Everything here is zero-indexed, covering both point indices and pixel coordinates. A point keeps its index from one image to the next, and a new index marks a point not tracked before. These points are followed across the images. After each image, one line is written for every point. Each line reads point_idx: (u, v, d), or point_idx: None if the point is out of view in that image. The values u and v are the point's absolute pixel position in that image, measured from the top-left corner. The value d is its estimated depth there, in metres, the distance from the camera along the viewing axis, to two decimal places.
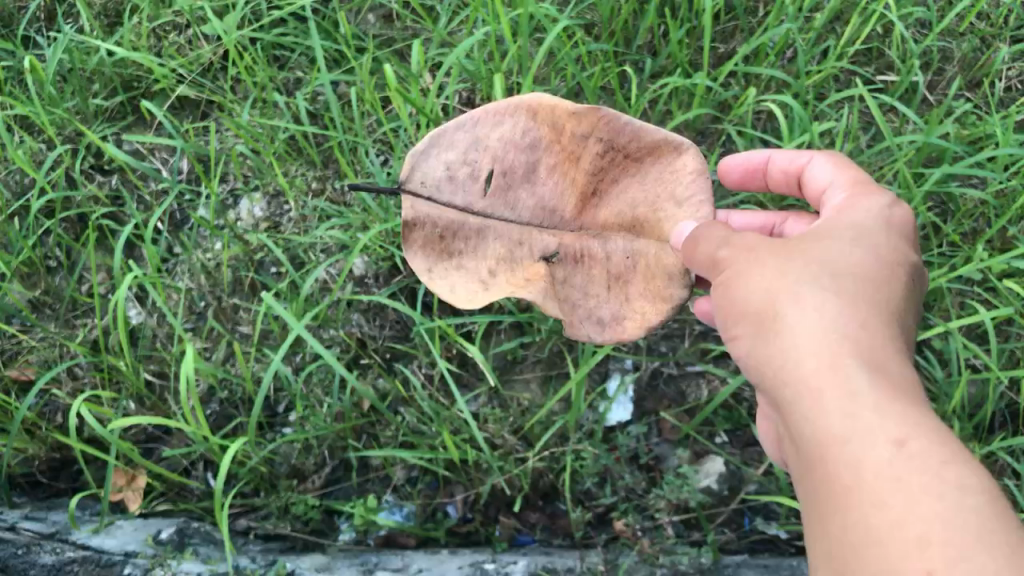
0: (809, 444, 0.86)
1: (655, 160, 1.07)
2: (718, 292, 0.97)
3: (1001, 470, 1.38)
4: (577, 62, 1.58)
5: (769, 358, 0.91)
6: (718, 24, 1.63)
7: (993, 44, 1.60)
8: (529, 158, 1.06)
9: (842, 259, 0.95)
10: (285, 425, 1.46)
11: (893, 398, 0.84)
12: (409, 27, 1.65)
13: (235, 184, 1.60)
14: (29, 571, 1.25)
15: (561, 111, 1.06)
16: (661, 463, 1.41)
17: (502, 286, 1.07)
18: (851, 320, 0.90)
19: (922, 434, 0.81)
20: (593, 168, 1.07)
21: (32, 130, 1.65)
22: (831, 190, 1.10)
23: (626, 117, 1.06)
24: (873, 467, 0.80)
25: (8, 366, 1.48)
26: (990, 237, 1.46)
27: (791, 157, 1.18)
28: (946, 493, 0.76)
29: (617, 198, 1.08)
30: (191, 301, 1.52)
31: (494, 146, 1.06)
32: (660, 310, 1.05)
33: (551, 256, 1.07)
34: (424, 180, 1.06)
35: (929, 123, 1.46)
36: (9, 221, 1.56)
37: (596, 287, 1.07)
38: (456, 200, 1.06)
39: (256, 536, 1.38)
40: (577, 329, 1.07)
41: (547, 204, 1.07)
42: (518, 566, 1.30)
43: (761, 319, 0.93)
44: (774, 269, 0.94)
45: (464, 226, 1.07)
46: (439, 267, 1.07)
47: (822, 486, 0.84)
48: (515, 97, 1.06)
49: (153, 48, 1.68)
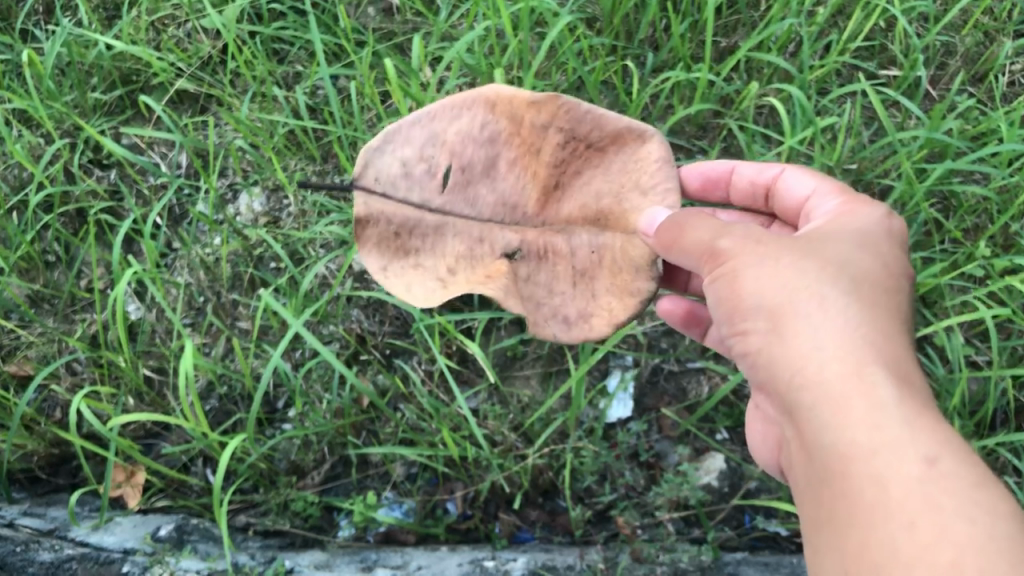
0: (828, 454, 0.86)
1: (618, 151, 1.06)
2: (721, 287, 0.96)
3: (1002, 466, 1.38)
4: (578, 56, 1.57)
5: (785, 361, 0.91)
6: (720, 18, 1.61)
7: (996, 38, 1.58)
8: (488, 152, 1.05)
9: (858, 264, 0.95)
10: (285, 421, 1.45)
11: (918, 413, 0.85)
12: (409, 20, 1.63)
13: (234, 178, 1.59)
14: (27, 569, 1.21)
15: (518, 101, 1.04)
16: (661, 461, 1.42)
17: (461, 284, 1.06)
18: (872, 327, 0.90)
19: (948, 453, 0.82)
20: (555, 160, 1.05)
21: (30, 124, 1.64)
22: (816, 196, 1.12)
23: (587, 106, 1.05)
24: (900, 483, 0.80)
25: (7, 360, 1.48)
26: (993, 233, 1.45)
27: (759, 169, 1.23)
28: (977, 518, 0.77)
29: (582, 189, 1.06)
30: (190, 296, 1.51)
31: (451, 140, 1.05)
32: (626, 306, 1.04)
33: (513, 254, 1.06)
34: (378, 177, 1.06)
35: (933, 119, 1.45)
36: (8, 215, 1.55)
37: (561, 284, 1.06)
38: (412, 197, 1.05)
39: (255, 533, 1.39)
40: (543, 329, 1.06)
41: (507, 200, 1.06)
42: (518, 564, 1.30)
43: (778, 320, 0.92)
44: (791, 269, 0.92)
45: (421, 224, 1.06)
46: (394, 266, 1.07)
47: (842, 499, 0.83)
48: (473, 90, 1.05)
49: (152, 41, 1.67)
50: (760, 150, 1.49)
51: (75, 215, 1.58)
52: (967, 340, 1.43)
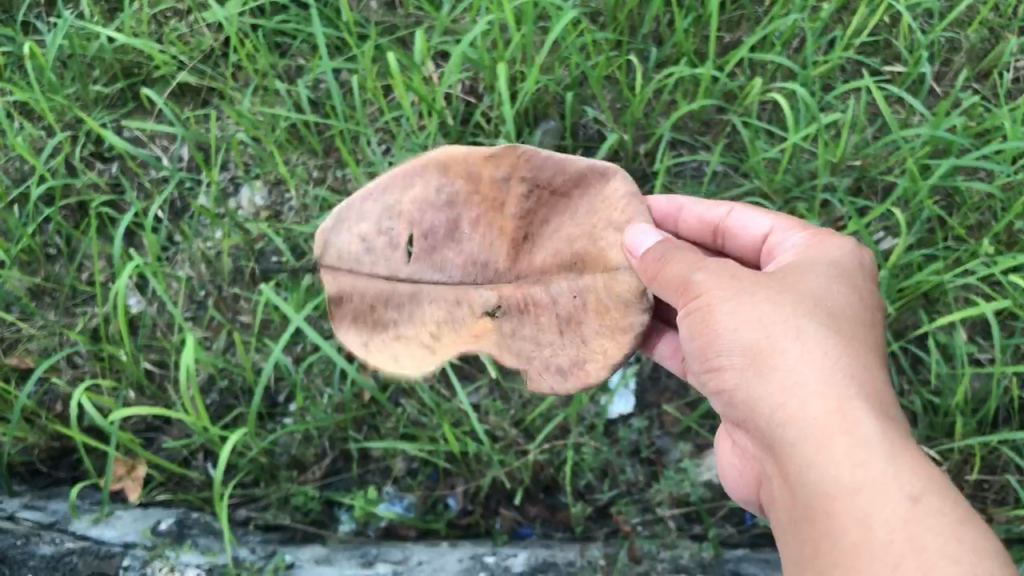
0: (813, 491, 0.89)
1: (583, 193, 1.07)
2: (699, 321, 0.98)
3: (1004, 465, 1.37)
4: (582, 50, 1.55)
5: (768, 397, 0.94)
6: (724, 13, 1.60)
7: (1002, 34, 1.57)
8: (448, 216, 1.06)
9: (834, 297, 0.99)
10: (285, 416, 1.45)
11: (900, 448, 0.88)
12: (411, 14, 1.62)
13: (235, 172, 1.58)
14: (28, 562, 1.25)
15: (472, 159, 1.05)
16: (662, 457, 1.42)
17: (448, 348, 1.05)
18: (850, 362, 0.94)
19: (932, 489, 0.85)
20: (520, 213, 1.07)
21: (31, 117, 1.63)
22: (776, 231, 1.17)
23: (545, 153, 1.06)
24: (885, 521, 0.83)
25: (7, 354, 1.47)
26: (997, 231, 1.44)
27: (709, 207, 1.26)
28: (963, 557, 0.80)
29: (552, 237, 1.08)
30: (191, 290, 1.51)
31: (409, 208, 1.05)
32: (620, 343, 1.03)
33: (494, 310, 1.07)
34: (341, 255, 1.05)
35: (937, 116, 1.45)
36: (8, 208, 1.54)
37: (548, 334, 1.06)
38: (380, 269, 1.05)
39: (256, 527, 1.38)
40: (540, 381, 1.05)
41: (477, 259, 1.07)
42: (518, 560, 1.31)
43: (758, 356, 0.95)
44: (768, 305, 0.96)
45: (395, 294, 1.06)
46: (375, 340, 1.05)
47: (827, 536, 0.87)
48: (422, 156, 1.05)
49: (154, 34, 1.66)
50: (764, 146, 1.48)
51: (76, 208, 1.57)
52: (969, 338, 1.43)
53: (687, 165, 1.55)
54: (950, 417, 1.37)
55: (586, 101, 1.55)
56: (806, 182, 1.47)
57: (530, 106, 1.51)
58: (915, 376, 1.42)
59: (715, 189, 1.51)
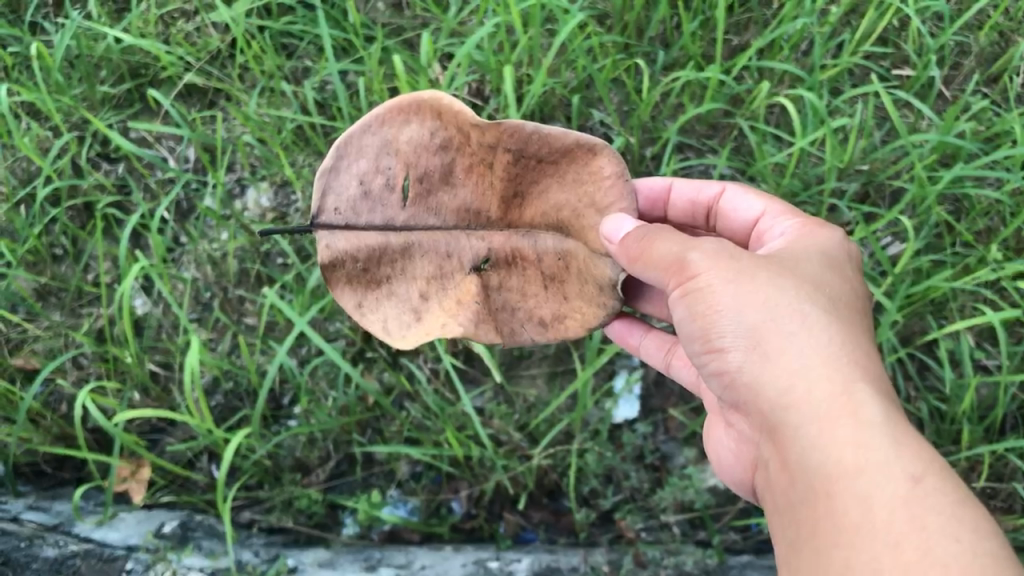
0: (815, 473, 0.89)
1: (569, 165, 1.06)
2: (697, 303, 0.96)
3: (1011, 473, 1.37)
4: (589, 53, 1.54)
5: (772, 379, 0.93)
6: (732, 16, 1.59)
7: (1012, 37, 1.56)
8: (443, 162, 1.04)
9: (829, 285, 0.99)
10: (290, 418, 1.45)
11: (903, 429, 0.88)
12: (418, 16, 1.62)
13: (241, 173, 1.58)
14: (31, 565, 1.22)
15: (463, 118, 1.03)
16: (667, 462, 1.41)
17: (434, 310, 1.08)
18: (852, 347, 0.94)
19: (934, 470, 0.85)
20: (509, 175, 1.06)
21: (38, 117, 1.63)
22: (768, 216, 1.19)
23: (529, 125, 1.03)
24: (886, 503, 0.83)
25: (13, 355, 1.48)
26: (1005, 237, 1.43)
27: (699, 188, 1.27)
28: (964, 535, 0.80)
29: (541, 199, 1.06)
30: (197, 291, 1.51)
31: (405, 150, 1.03)
32: (596, 313, 1.07)
33: (480, 265, 1.08)
34: (339, 205, 1.03)
35: (946, 121, 1.44)
36: (15, 208, 1.54)
37: (533, 287, 1.08)
38: (376, 218, 1.04)
39: (260, 530, 1.38)
40: (520, 334, 1.09)
41: (469, 207, 1.06)
42: (522, 565, 1.30)
43: (761, 338, 0.94)
44: (771, 288, 0.95)
45: (388, 250, 1.05)
46: (369, 300, 1.07)
47: (829, 518, 0.86)
48: (416, 99, 1.03)
49: (161, 34, 1.65)
50: (771, 150, 1.48)
51: (82, 208, 1.58)
52: (977, 345, 1.42)
53: (694, 169, 1.54)
54: (957, 424, 1.36)
55: (592, 104, 1.54)
56: (813, 187, 1.46)
57: (535, 109, 1.50)
58: (921, 382, 1.42)
59: None
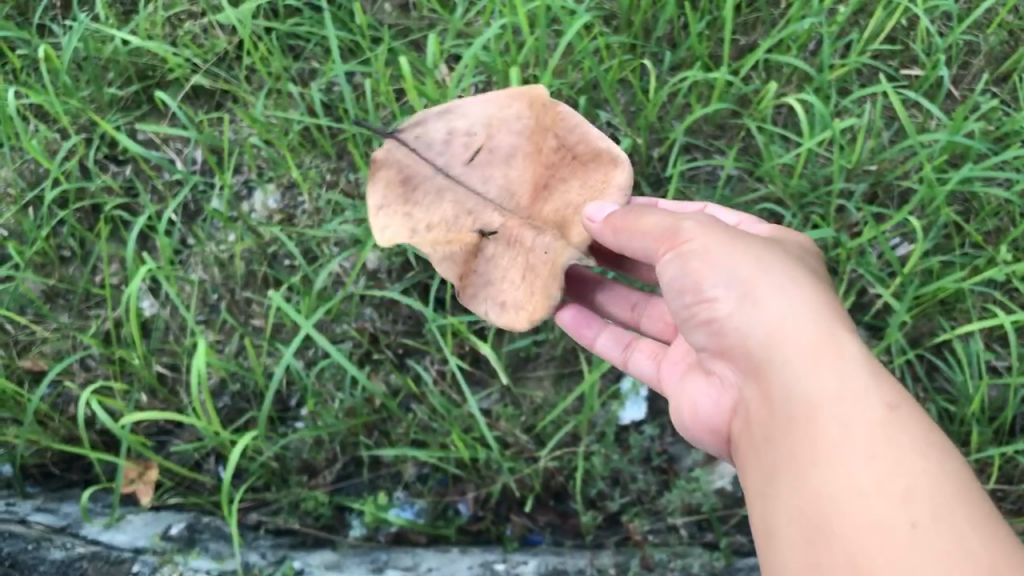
0: (794, 403, 0.87)
1: (595, 171, 1.09)
2: (684, 256, 0.97)
3: (1021, 475, 1.36)
4: (596, 54, 1.54)
5: (757, 319, 0.92)
6: (740, 16, 1.59)
7: (1021, 36, 1.55)
8: (514, 142, 1.09)
9: (809, 259, 1.02)
10: (297, 419, 1.45)
11: (880, 368, 0.88)
12: (425, 17, 1.62)
13: (248, 175, 1.59)
14: (38, 567, 1.22)
15: (552, 112, 1.09)
16: (674, 464, 1.40)
17: (426, 241, 1.08)
18: (833, 299, 0.95)
19: (909, 402, 0.85)
20: (548, 163, 1.09)
21: (46, 119, 1.64)
22: (745, 224, 1.20)
23: (587, 126, 1.09)
24: (864, 427, 0.82)
25: (21, 356, 1.49)
26: (1015, 237, 1.42)
27: (682, 206, 1.29)
28: (933, 455, 0.80)
29: (561, 198, 1.10)
30: (204, 292, 1.51)
31: (494, 123, 1.09)
32: (546, 308, 1.03)
33: (485, 233, 1.08)
34: (420, 135, 1.09)
35: (955, 120, 1.42)
36: (24, 211, 1.55)
37: (513, 272, 1.07)
38: (438, 159, 1.09)
39: (267, 531, 1.39)
40: (477, 303, 1.08)
41: (510, 187, 1.09)
42: (529, 567, 1.30)
43: (748, 285, 0.94)
44: (757, 249, 0.97)
45: (428, 183, 1.09)
46: (388, 209, 1.10)
47: (805, 442, 0.84)
48: (528, 87, 1.10)
49: (168, 36, 1.65)
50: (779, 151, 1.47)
51: (90, 210, 1.58)
52: (987, 346, 1.41)
53: (701, 169, 1.54)
54: (966, 426, 1.35)
55: (599, 105, 1.54)
56: (821, 187, 1.45)
57: None
58: (930, 384, 1.41)
59: (729, 193, 1.51)
